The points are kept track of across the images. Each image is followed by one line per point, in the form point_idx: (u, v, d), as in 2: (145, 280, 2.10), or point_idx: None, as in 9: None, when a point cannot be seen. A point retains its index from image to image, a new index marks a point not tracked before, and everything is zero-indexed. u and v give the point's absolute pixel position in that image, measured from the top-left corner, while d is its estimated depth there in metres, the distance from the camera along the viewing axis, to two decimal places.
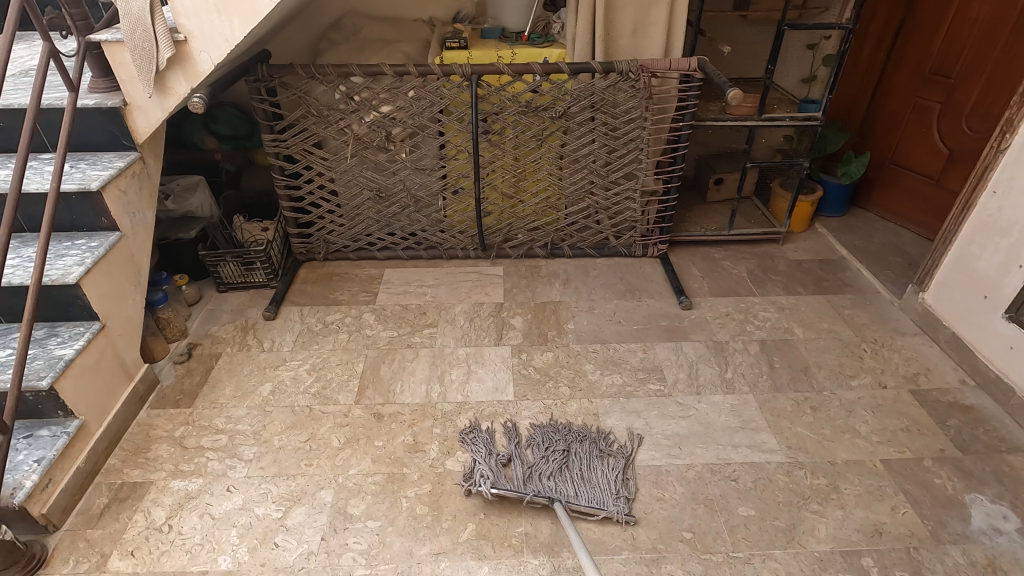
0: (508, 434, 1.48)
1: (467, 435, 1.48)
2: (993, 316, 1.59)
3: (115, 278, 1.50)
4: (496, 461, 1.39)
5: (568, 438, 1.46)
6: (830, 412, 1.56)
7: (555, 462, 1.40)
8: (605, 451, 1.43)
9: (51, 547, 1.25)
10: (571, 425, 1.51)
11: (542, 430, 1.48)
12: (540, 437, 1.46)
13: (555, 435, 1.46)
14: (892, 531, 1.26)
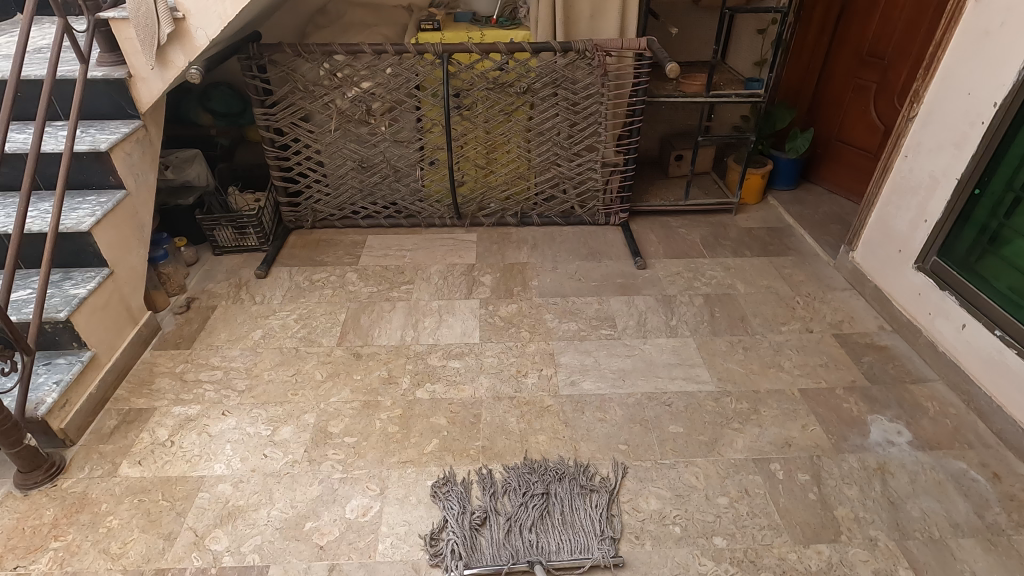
0: (482, 483, 1.36)
1: (438, 489, 1.35)
2: (906, 267, 1.78)
3: (121, 231, 1.68)
4: (469, 524, 1.28)
5: (546, 479, 1.37)
6: (760, 351, 1.76)
7: (536, 509, 1.31)
8: (587, 487, 1.35)
9: (68, 458, 1.44)
10: (548, 462, 1.41)
11: (518, 471, 1.39)
12: (515, 480, 1.37)
13: (532, 477, 1.37)
14: (800, 443, 1.46)
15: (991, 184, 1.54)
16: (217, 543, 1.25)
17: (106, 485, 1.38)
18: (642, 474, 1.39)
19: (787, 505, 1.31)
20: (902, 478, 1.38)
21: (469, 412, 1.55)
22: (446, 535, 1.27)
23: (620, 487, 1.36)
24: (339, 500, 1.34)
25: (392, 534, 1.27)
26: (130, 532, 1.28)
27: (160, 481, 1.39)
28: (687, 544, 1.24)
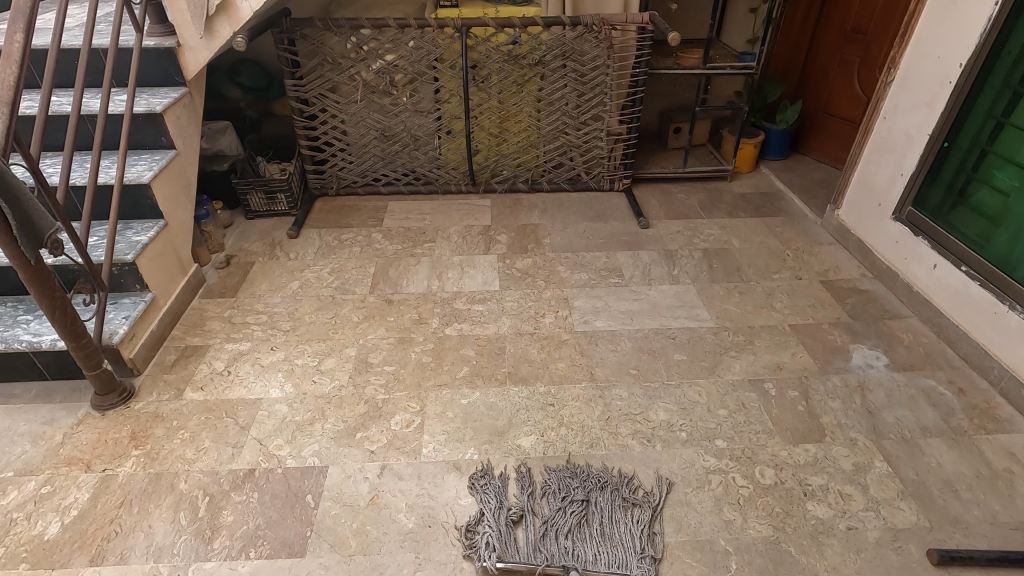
0: (520, 482, 1.33)
1: (477, 481, 1.33)
2: (885, 219, 1.97)
3: (173, 187, 1.84)
4: (505, 520, 1.25)
5: (587, 485, 1.32)
6: (754, 295, 1.94)
7: (574, 516, 1.27)
8: (630, 501, 1.29)
9: (137, 385, 1.60)
10: (591, 469, 1.36)
11: (559, 474, 1.35)
12: (555, 484, 1.33)
13: (573, 482, 1.33)
14: (790, 366, 1.64)
15: (958, 137, 1.74)
16: (280, 449, 1.42)
17: (174, 405, 1.54)
18: (652, 392, 1.57)
19: (779, 414, 1.49)
20: (879, 393, 1.56)
21: (494, 346, 1.73)
22: (482, 528, 1.24)
23: (633, 402, 1.54)
24: (384, 415, 1.51)
25: (434, 441, 1.44)
26: (201, 442, 1.44)
27: (222, 402, 1.55)
28: (693, 444, 1.42)
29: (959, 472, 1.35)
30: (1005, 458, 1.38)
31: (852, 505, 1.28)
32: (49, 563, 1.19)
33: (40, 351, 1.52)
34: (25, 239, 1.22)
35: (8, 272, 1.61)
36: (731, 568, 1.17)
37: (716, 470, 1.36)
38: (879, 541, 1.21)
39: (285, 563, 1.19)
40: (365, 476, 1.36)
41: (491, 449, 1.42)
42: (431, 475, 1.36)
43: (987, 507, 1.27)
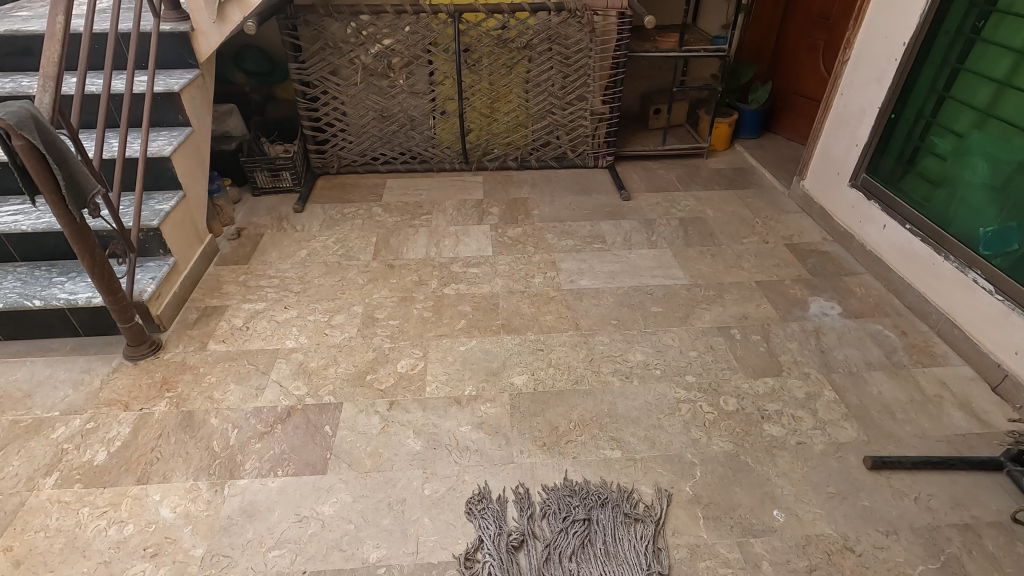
0: (520, 504, 1.29)
1: (475, 506, 1.29)
2: (843, 186, 2.17)
3: (190, 161, 1.99)
4: (506, 547, 1.21)
5: (587, 503, 1.29)
6: (725, 257, 2.13)
7: (576, 536, 1.24)
8: (632, 516, 1.27)
9: (164, 339, 1.75)
10: (589, 485, 1.33)
11: (557, 493, 1.32)
12: (555, 503, 1.30)
13: (572, 500, 1.30)
14: (754, 316, 1.83)
15: (904, 109, 1.94)
16: (298, 390, 1.59)
17: (199, 355, 1.70)
18: (631, 338, 1.75)
19: (742, 355, 1.68)
20: (832, 336, 1.76)
21: (488, 302, 1.90)
22: (481, 556, 1.21)
23: (613, 346, 1.72)
24: (391, 361, 1.68)
25: (436, 381, 1.61)
26: (227, 386, 1.60)
27: (243, 352, 1.72)
28: (666, 380, 1.60)
29: (897, 398, 1.55)
30: (937, 386, 1.58)
31: (802, 425, 1.47)
32: (100, 483, 1.34)
33: (76, 307, 1.67)
34: (72, 197, 1.37)
35: (43, 237, 1.76)
36: (696, 476, 1.35)
37: (686, 400, 1.54)
38: (824, 452, 1.40)
39: (308, 479, 1.35)
40: (375, 410, 1.52)
41: (487, 387, 1.59)
42: (434, 408, 1.53)
43: (918, 424, 1.47)
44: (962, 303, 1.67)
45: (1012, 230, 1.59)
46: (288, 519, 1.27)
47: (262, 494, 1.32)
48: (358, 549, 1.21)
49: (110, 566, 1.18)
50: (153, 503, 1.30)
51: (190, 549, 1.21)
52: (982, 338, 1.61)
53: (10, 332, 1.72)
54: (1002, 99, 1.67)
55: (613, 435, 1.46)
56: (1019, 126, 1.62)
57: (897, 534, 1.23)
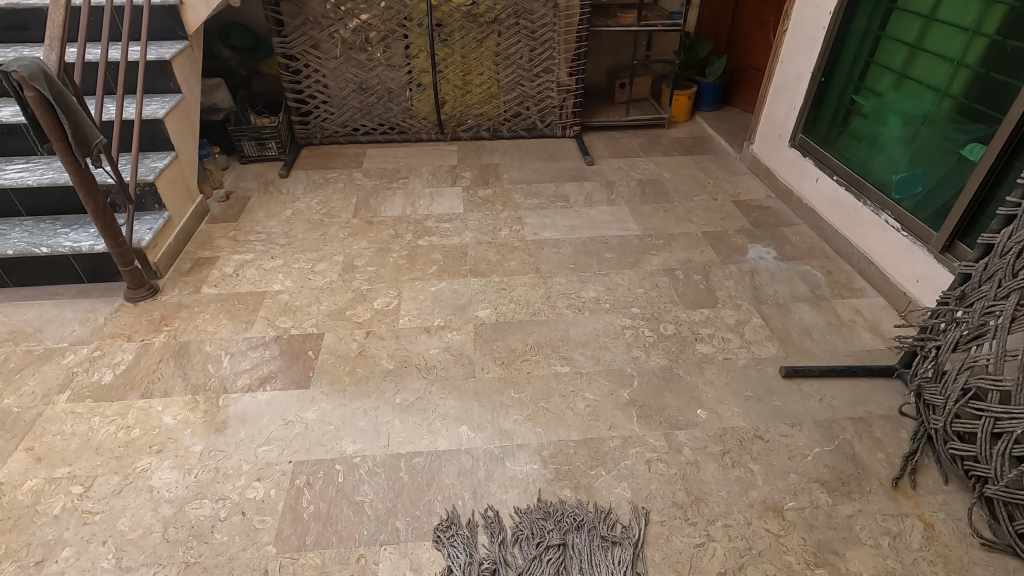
0: (490, 529, 1.21)
1: (443, 532, 1.20)
2: (785, 146, 2.38)
3: (181, 125, 2.15)
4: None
5: (563, 527, 1.21)
6: (676, 212, 2.33)
7: (552, 563, 1.15)
8: (609, 539, 1.19)
9: (161, 284, 1.93)
10: (564, 506, 1.26)
11: (530, 516, 1.23)
12: (528, 528, 1.21)
13: (547, 524, 1.22)
14: (698, 260, 2.03)
15: (834, 74, 2.14)
16: (285, 323, 1.77)
17: (194, 297, 1.88)
18: (586, 279, 1.94)
19: (683, 291, 1.88)
20: (765, 276, 1.96)
21: (458, 252, 2.09)
22: None
23: (569, 285, 1.92)
24: (368, 300, 1.86)
25: (409, 315, 1.79)
26: (220, 321, 1.78)
27: (234, 294, 1.89)
28: (614, 312, 1.80)
29: (815, 323, 1.76)
30: (852, 313, 1.80)
31: (730, 345, 1.68)
32: (108, 398, 1.52)
33: (80, 253, 1.84)
34: (77, 146, 1.54)
35: (47, 192, 1.92)
36: (634, 385, 1.55)
37: (630, 327, 1.74)
38: (746, 365, 1.61)
39: (294, 392, 1.54)
40: (354, 338, 1.71)
41: (454, 319, 1.78)
42: (407, 336, 1.71)
43: (830, 343, 1.68)
44: (877, 243, 1.89)
45: (919, 176, 1.80)
46: (276, 423, 1.45)
47: (253, 405, 1.50)
48: (337, 444, 1.40)
49: (121, 460, 1.36)
50: (157, 412, 1.48)
51: (191, 446, 1.39)
52: (893, 272, 1.82)
53: (19, 279, 1.88)
54: (913, 61, 1.85)
55: (563, 353, 1.66)
56: (925, 84, 1.81)
57: (801, 425, 1.44)
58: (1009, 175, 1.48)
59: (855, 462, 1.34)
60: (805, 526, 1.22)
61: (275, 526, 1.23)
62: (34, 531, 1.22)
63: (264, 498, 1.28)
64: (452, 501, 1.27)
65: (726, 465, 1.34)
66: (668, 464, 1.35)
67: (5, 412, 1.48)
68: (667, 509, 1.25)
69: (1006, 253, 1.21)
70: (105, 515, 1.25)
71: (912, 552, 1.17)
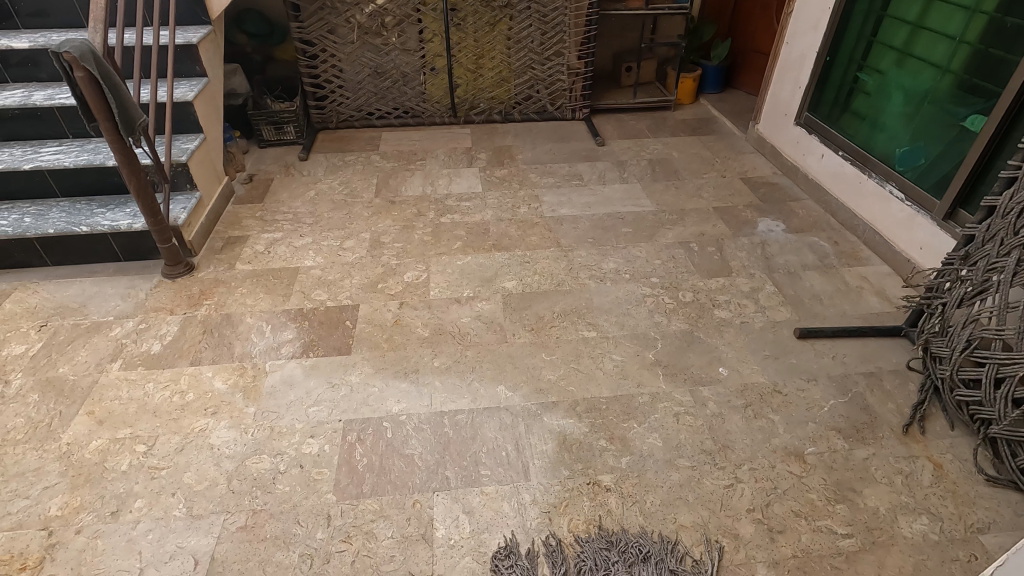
0: (552, 559, 1.15)
1: (501, 563, 1.14)
2: (789, 125, 2.47)
3: (207, 107, 2.21)
4: None
5: (628, 558, 1.15)
6: (687, 189, 2.42)
7: None
8: (679, 574, 1.13)
9: (196, 261, 1.99)
10: (628, 536, 1.19)
11: (594, 545, 1.17)
12: (591, 558, 1.15)
13: (611, 555, 1.15)
14: (711, 233, 2.13)
15: (838, 53, 2.23)
16: (320, 296, 1.85)
17: (229, 273, 1.95)
18: (605, 252, 2.03)
19: (699, 262, 1.98)
20: (775, 247, 2.06)
21: (480, 228, 2.17)
22: None
23: (590, 258, 2.00)
24: (398, 273, 1.94)
25: (439, 287, 1.88)
26: (257, 295, 1.85)
27: (268, 270, 1.96)
28: (635, 282, 1.89)
29: (825, 289, 1.86)
30: (859, 280, 1.90)
31: (746, 310, 1.77)
32: (159, 366, 1.59)
33: (119, 232, 1.90)
34: (123, 124, 1.60)
35: (82, 173, 1.97)
36: (658, 347, 1.65)
37: (651, 295, 1.83)
38: (762, 327, 1.71)
39: (337, 358, 1.62)
40: (389, 309, 1.79)
41: (482, 290, 1.86)
42: (439, 307, 1.80)
43: (840, 307, 1.78)
44: (881, 213, 1.99)
45: (921, 148, 1.90)
46: (323, 385, 1.53)
47: (298, 370, 1.58)
48: (382, 404, 1.48)
49: (179, 421, 1.44)
50: (208, 378, 1.56)
51: (244, 408, 1.47)
52: (897, 240, 1.93)
53: (58, 257, 1.94)
54: (915, 38, 1.94)
55: (588, 319, 1.75)
56: (927, 60, 1.90)
57: (816, 380, 1.54)
58: (1008, 144, 1.58)
59: (868, 412, 1.45)
60: (825, 468, 1.32)
61: (332, 477, 1.31)
62: (106, 484, 1.30)
63: (319, 452, 1.36)
64: (496, 452, 1.36)
65: (749, 416, 1.44)
66: (695, 417, 1.44)
67: (62, 379, 1.55)
68: (697, 455, 1.35)
69: (1008, 213, 1.30)
70: (171, 470, 1.33)
71: (923, 488, 1.27)
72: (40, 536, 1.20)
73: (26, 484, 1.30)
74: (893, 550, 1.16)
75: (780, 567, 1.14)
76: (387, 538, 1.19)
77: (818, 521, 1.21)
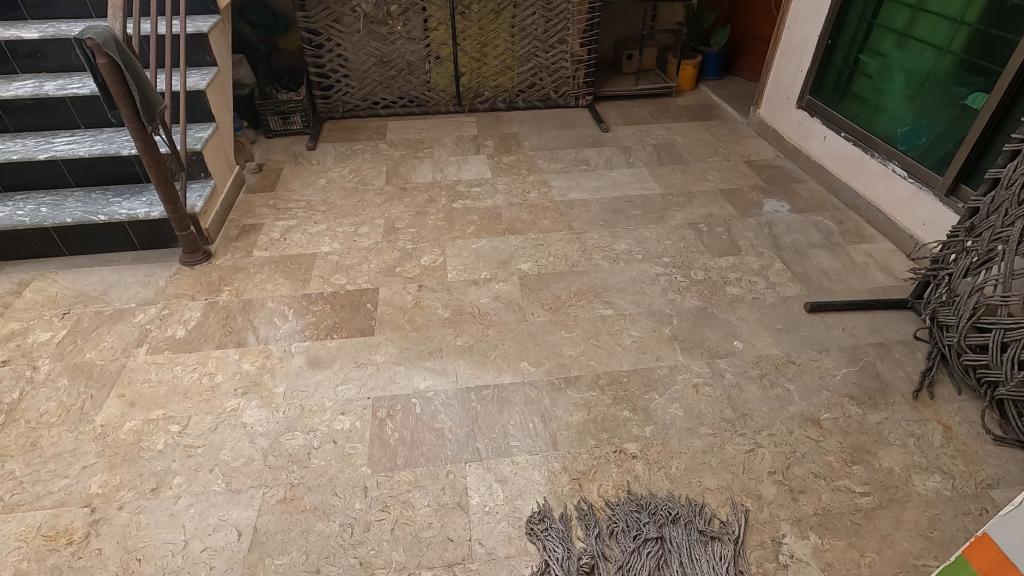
0: (585, 521, 1.19)
1: (536, 525, 1.19)
2: (791, 108, 2.52)
3: (219, 96, 2.22)
4: (577, 569, 1.11)
5: (658, 519, 1.19)
6: (693, 172, 2.47)
7: (651, 557, 1.14)
8: (708, 534, 1.17)
9: (213, 249, 2.01)
10: (657, 499, 1.24)
11: (624, 508, 1.22)
12: (622, 519, 1.20)
13: (641, 516, 1.20)
14: (718, 214, 2.17)
15: (839, 36, 2.28)
16: (340, 280, 1.87)
17: (247, 259, 1.97)
18: (617, 234, 2.07)
19: (708, 242, 2.03)
20: (782, 226, 2.11)
21: (493, 213, 2.20)
22: None
23: (602, 240, 2.04)
24: (415, 257, 1.97)
25: (456, 270, 1.91)
26: (277, 280, 1.88)
27: (286, 256, 1.99)
28: (647, 262, 1.94)
29: (832, 265, 1.91)
30: (864, 256, 1.95)
31: (756, 286, 1.82)
32: (185, 349, 1.62)
33: (136, 221, 1.91)
34: (144, 111, 1.61)
35: (97, 162, 1.98)
36: (674, 323, 1.69)
37: (664, 275, 1.88)
38: (773, 303, 1.76)
39: (361, 339, 1.65)
40: (408, 291, 1.82)
41: (499, 272, 1.90)
42: (458, 288, 1.84)
43: (847, 282, 1.84)
44: (884, 191, 2.04)
45: (923, 128, 1.95)
46: (349, 365, 1.57)
47: (324, 351, 1.61)
48: (409, 381, 1.52)
49: (210, 402, 1.46)
50: (235, 360, 1.58)
51: (273, 388, 1.50)
52: (899, 217, 1.98)
53: (75, 247, 1.95)
54: (916, 21, 1.99)
55: (605, 298, 1.79)
56: (928, 42, 1.94)
57: (828, 351, 1.59)
58: (1009, 121, 1.63)
59: (879, 379, 1.50)
60: (840, 432, 1.37)
61: (365, 451, 1.35)
62: (143, 463, 1.32)
63: (351, 428, 1.40)
64: (524, 424, 1.40)
65: (766, 386, 1.49)
66: (713, 387, 1.49)
67: (89, 365, 1.57)
68: (718, 423, 1.40)
69: (1012, 185, 1.35)
70: (206, 448, 1.35)
71: (935, 448, 1.33)
72: (83, 513, 1.22)
73: (64, 464, 1.32)
74: (909, 505, 1.22)
75: (803, 524, 1.19)
76: (424, 506, 1.23)
77: (837, 481, 1.27)
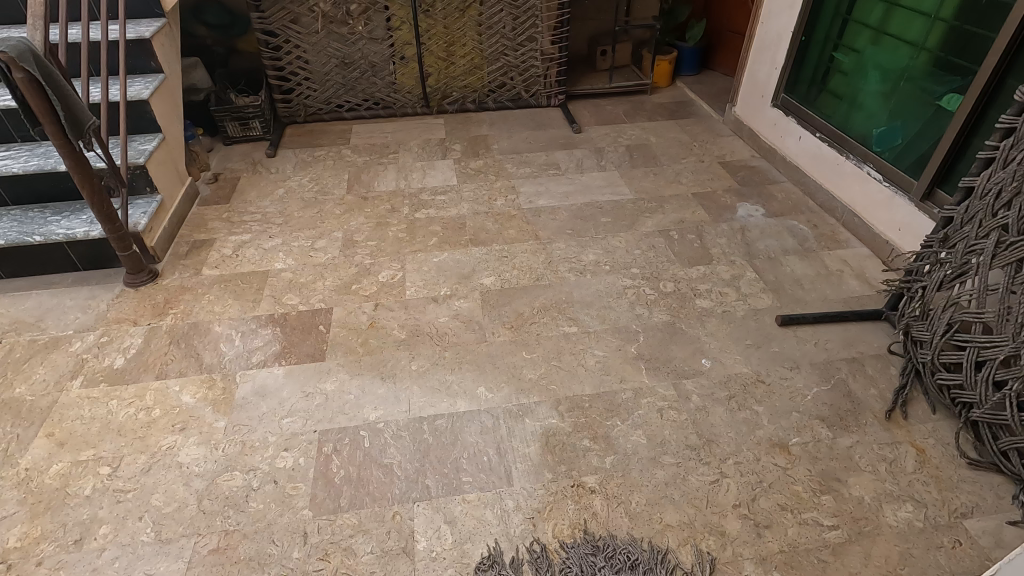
0: (537, 566, 1.12)
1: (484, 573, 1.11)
2: (766, 107, 2.44)
3: (166, 104, 2.11)
4: None
5: (615, 565, 1.12)
6: (666, 175, 2.38)
7: None
8: None
9: (160, 268, 1.91)
10: (615, 542, 1.16)
11: (579, 551, 1.14)
12: (576, 564, 1.12)
13: (597, 560, 1.13)
14: (690, 220, 2.10)
15: (814, 32, 2.20)
16: (292, 300, 1.78)
17: (195, 279, 1.87)
18: (584, 243, 1.99)
19: (679, 250, 1.95)
20: (755, 232, 2.04)
21: (456, 222, 2.11)
22: None
23: (569, 250, 1.96)
24: (372, 273, 1.88)
25: (415, 286, 1.82)
26: (225, 301, 1.78)
27: (236, 275, 1.89)
28: (615, 273, 1.86)
29: (806, 273, 1.84)
30: (839, 263, 1.88)
31: (727, 298, 1.75)
32: (122, 381, 1.52)
33: (75, 240, 1.81)
34: (70, 127, 1.51)
35: (34, 178, 1.87)
36: (640, 340, 1.62)
37: (632, 287, 1.80)
38: (744, 316, 1.69)
39: (310, 365, 1.56)
40: (363, 311, 1.74)
41: (460, 288, 1.81)
42: (415, 306, 1.75)
43: (821, 291, 1.77)
44: (860, 194, 1.97)
45: (898, 128, 1.88)
46: (296, 395, 1.48)
47: (271, 379, 1.52)
48: (358, 412, 1.44)
49: (145, 440, 1.38)
50: (175, 392, 1.49)
51: (214, 423, 1.41)
52: (875, 221, 1.91)
53: (11, 269, 1.84)
54: (890, 15, 1.91)
55: (570, 314, 1.71)
56: (903, 38, 1.87)
57: (800, 368, 1.52)
58: (985, 123, 1.56)
59: (851, 398, 1.43)
60: (809, 459, 1.30)
61: (308, 491, 1.27)
62: (69, 511, 1.23)
63: (294, 466, 1.32)
64: (477, 457, 1.32)
65: (733, 409, 1.42)
66: (679, 411, 1.42)
67: (19, 401, 1.47)
68: (682, 451, 1.33)
69: (986, 195, 1.29)
70: (137, 492, 1.27)
71: (907, 475, 1.26)
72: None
73: None
74: (878, 540, 1.16)
75: (767, 563, 1.13)
76: (367, 553, 1.16)
77: (805, 513, 1.20)
